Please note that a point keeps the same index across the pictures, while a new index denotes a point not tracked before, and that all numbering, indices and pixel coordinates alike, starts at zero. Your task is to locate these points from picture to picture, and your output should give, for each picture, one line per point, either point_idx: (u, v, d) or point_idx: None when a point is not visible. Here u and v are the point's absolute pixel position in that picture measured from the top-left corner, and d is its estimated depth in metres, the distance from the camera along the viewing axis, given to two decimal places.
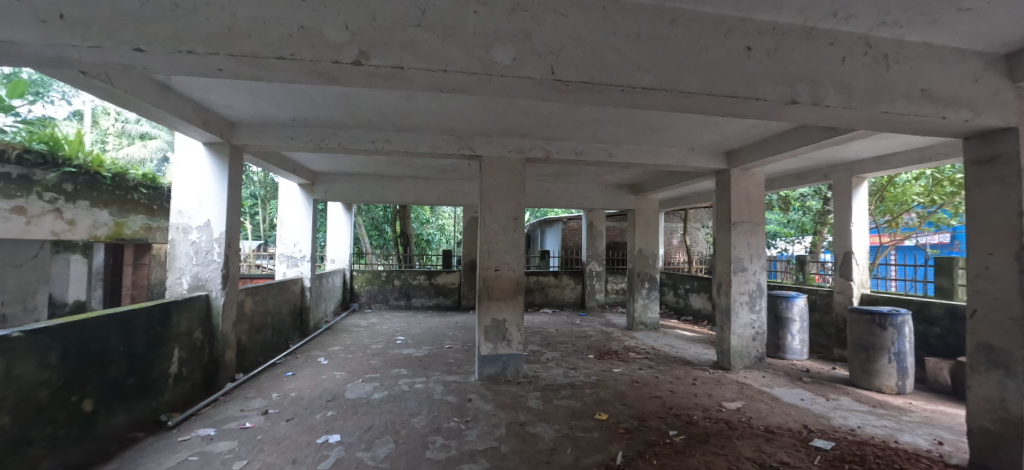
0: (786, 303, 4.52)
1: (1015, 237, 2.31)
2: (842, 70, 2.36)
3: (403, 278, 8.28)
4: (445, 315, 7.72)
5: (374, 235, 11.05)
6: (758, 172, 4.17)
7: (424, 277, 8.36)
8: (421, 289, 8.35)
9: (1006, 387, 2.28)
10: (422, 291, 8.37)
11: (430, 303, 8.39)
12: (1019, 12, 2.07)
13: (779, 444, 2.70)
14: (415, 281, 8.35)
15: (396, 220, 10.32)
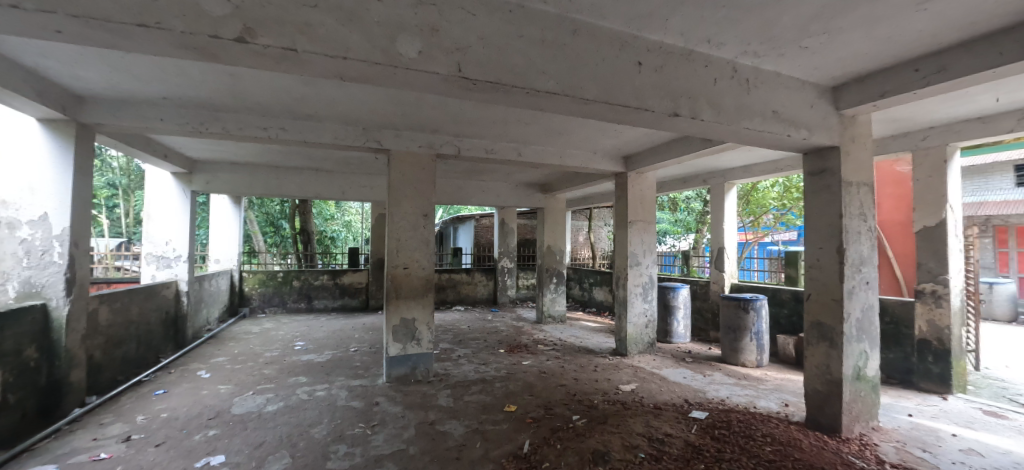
0: (673, 293, 5.09)
1: (833, 235, 2.86)
2: (714, 90, 2.71)
3: (304, 278, 7.68)
4: (351, 316, 7.34)
5: (270, 232, 10.07)
6: (649, 175, 4.61)
7: (328, 277, 7.83)
8: (324, 289, 7.82)
9: (830, 356, 2.81)
10: (326, 292, 7.84)
11: (335, 304, 7.90)
12: (839, 54, 2.56)
13: (664, 418, 3.03)
14: (316, 282, 7.77)
15: (295, 216, 9.51)
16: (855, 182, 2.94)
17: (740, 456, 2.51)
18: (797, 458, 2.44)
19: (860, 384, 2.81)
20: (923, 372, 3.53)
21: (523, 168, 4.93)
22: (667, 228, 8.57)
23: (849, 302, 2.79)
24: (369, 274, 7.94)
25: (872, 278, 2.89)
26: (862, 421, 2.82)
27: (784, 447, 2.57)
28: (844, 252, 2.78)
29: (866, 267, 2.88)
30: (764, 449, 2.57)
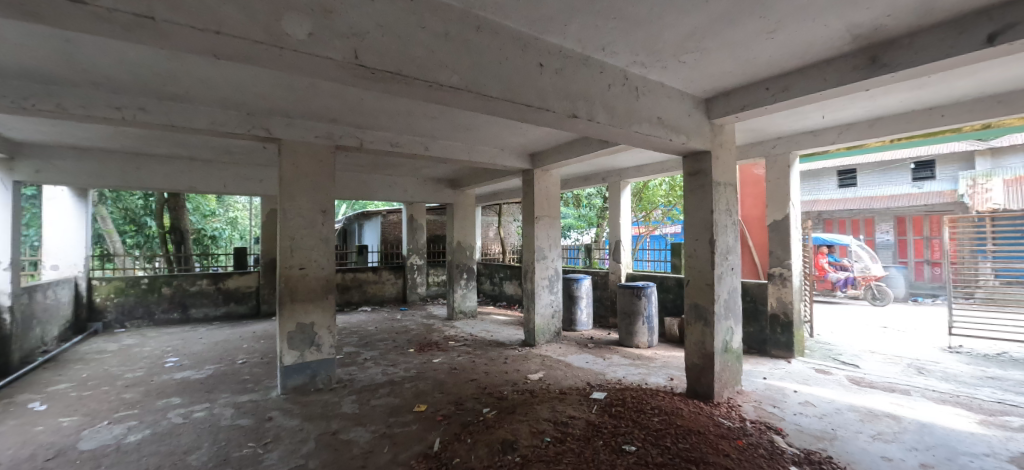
0: (577, 284, 5.45)
1: (705, 228, 3.28)
2: (608, 95, 2.93)
3: (176, 284, 6.67)
4: (238, 325, 6.58)
5: (131, 231, 8.58)
6: (555, 173, 4.85)
7: (208, 281, 6.91)
8: (203, 296, 6.90)
9: (704, 333, 3.23)
10: (206, 299, 6.93)
11: (219, 312, 7.02)
12: (709, 70, 2.95)
13: (568, 402, 3.23)
14: (193, 287, 6.82)
15: (163, 213, 8.25)
16: (723, 182, 3.41)
17: (633, 429, 2.77)
18: (679, 424, 2.77)
19: (727, 356, 3.28)
20: (773, 341, 4.25)
21: (430, 163, 4.88)
22: (572, 223, 8.99)
23: (718, 286, 3.23)
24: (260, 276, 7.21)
25: (736, 265, 3.38)
26: (730, 387, 3.30)
27: (669, 416, 2.91)
28: (715, 243, 3.21)
29: (731, 255, 3.36)
30: (653, 419, 2.88)
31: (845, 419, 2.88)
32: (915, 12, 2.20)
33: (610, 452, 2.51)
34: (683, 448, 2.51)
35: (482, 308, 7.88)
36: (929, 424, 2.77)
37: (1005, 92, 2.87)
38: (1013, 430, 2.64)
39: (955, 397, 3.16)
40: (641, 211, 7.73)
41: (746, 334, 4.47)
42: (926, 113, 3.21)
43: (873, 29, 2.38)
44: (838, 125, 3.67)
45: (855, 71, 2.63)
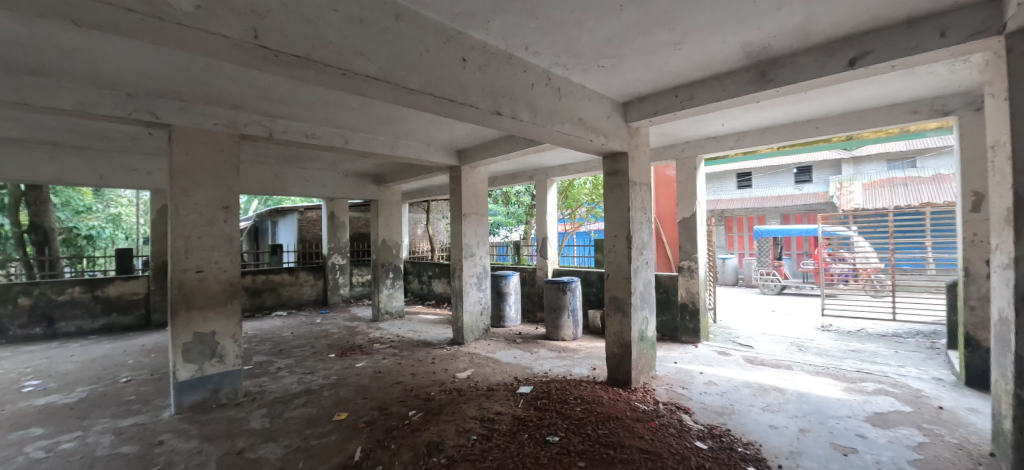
0: (505, 280, 5.52)
1: (623, 224, 3.47)
2: (531, 94, 2.97)
3: (38, 292, 5.65)
4: (121, 338, 5.73)
5: None
6: (482, 170, 4.86)
7: (82, 288, 5.94)
8: (76, 307, 5.92)
9: (622, 324, 3.43)
10: (80, 311, 5.96)
11: (97, 325, 6.07)
12: (625, 76, 3.11)
13: (495, 398, 3.26)
14: (62, 296, 5.82)
15: (21, 208, 6.99)
16: (638, 182, 3.63)
17: (557, 420, 2.86)
18: (598, 411, 2.91)
19: (643, 344, 3.52)
20: (683, 329, 4.64)
21: (350, 157, 4.64)
22: (501, 220, 9.07)
23: (635, 279, 3.44)
24: (151, 281, 6.36)
25: (650, 259, 3.62)
26: (646, 372, 3.55)
27: (590, 404, 3.04)
28: (631, 239, 3.41)
29: (646, 250, 3.60)
30: (575, 409, 2.99)
31: (741, 395, 3.23)
32: (794, 34, 2.51)
33: (534, 445, 2.57)
34: (603, 434, 2.64)
35: (410, 308, 7.68)
36: (806, 393, 3.20)
37: (860, 109, 3.40)
38: (867, 393, 3.14)
39: (826, 368, 3.69)
40: (567, 208, 8.05)
41: (660, 323, 4.82)
42: (803, 125, 3.70)
43: (762, 47, 2.67)
44: (735, 132, 4.09)
45: (748, 84, 2.93)
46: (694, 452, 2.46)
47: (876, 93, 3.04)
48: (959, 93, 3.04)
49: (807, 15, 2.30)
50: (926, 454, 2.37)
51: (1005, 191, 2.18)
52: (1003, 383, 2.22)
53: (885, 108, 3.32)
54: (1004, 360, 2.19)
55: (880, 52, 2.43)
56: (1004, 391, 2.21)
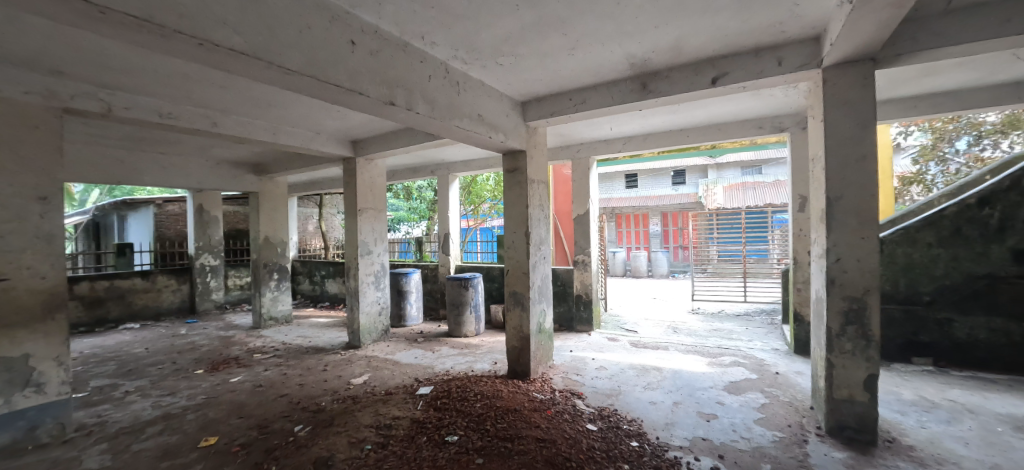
0: (406, 278, 5.36)
1: (522, 221, 3.56)
2: (428, 86, 2.88)
3: None
4: None
5: None
6: (380, 163, 4.68)
7: None
8: None
9: (522, 317, 3.52)
10: None
11: None
12: (524, 76, 3.19)
13: (393, 402, 3.14)
14: None
15: None
16: (536, 180, 3.76)
17: (456, 418, 2.84)
18: (498, 405, 2.96)
19: (540, 336, 3.66)
20: (578, 318, 4.95)
21: (221, 143, 4.07)
22: (403, 215, 8.68)
23: (533, 274, 3.55)
24: None
25: (547, 254, 3.79)
26: (543, 363, 3.70)
27: (490, 399, 3.07)
28: (529, 235, 3.52)
29: (543, 246, 3.75)
30: (476, 405, 3.00)
31: (627, 376, 3.55)
32: (670, 51, 2.80)
33: (433, 447, 2.50)
34: (502, 428, 2.68)
35: (300, 311, 7.01)
36: (678, 370, 3.63)
37: (720, 122, 3.96)
38: (725, 366, 3.67)
39: (694, 347, 4.24)
40: (470, 204, 8.09)
41: (558, 314, 5.07)
42: (677, 133, 4.19)
43: (644, 60, 2.93)
44: (623, 137, 4.48)
45: (632, 93, 3.21)
46: (586, 434, 2.62)
47: (731, 109, 3.56)
48: (788, 114, 3.71)
49: (678, 35, 2.59)
50: (765, 413, 2.85)
51: (820, 195, 2.68)
52: (817, 350, 2.75)
53: (738, 123, 3.91)
54: (817, 331, 2.71)
55: (735, 74, 2.84)
56: (817, 357, 2.74)
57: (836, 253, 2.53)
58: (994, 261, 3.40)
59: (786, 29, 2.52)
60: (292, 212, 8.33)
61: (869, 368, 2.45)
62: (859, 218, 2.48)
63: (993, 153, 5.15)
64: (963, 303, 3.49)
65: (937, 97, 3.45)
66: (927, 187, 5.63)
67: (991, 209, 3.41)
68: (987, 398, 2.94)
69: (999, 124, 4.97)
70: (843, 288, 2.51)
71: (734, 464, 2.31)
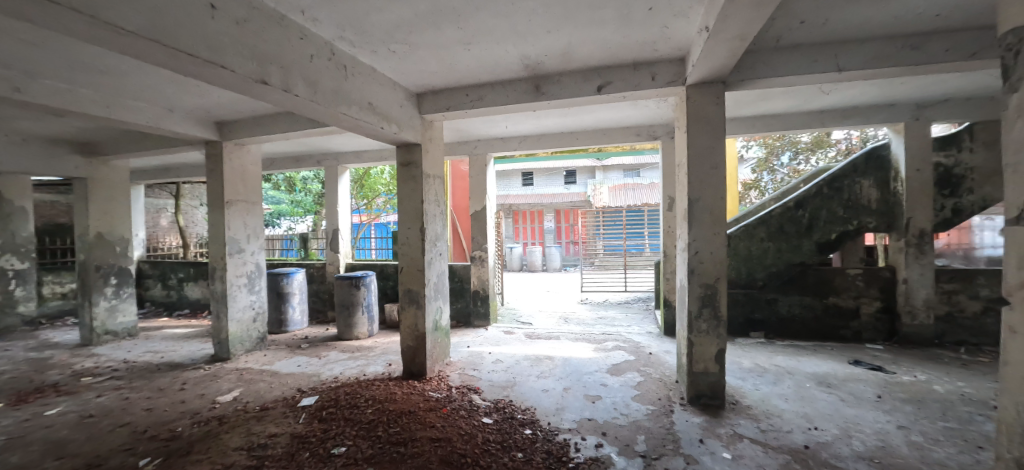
0: (287, 279, 5.09)
1: (417, 216, 3.47)
2: (310, 67, 2.60)
3: None
4: None
5: None
6: (254, 148, 4.39)
7: None
8: None
9: (417, 316, 3.43)
10: None
11: None
12: (419, 66, 3.09)
13: (269, 419, 2.83)
14: None
15: None
16: (432, 175, 3.70)
17: (343, 428, 2.63)
18: (391, 409, 2.83)
19: (437, 333, 3.61)
20: (475, 313, 4.99)
21: (29, 113, 3.22)
22: (284, 209, 7.87)
23: (428, 271, 3.49)
24: None
25: (443, 250, 3.75)
26: (440, 360, 3.66)
27: (382, 403, 2.93)
28: (424, 230, 3.45)
29: (439, 242, 3.71)
30: (366, 412, 2.83)
31: (522, 367, 3.68)
32: (561, 56, 2.96)
33: (316, 462, 2.28)
34: (394, 433, 2.55)
35: (148, 323, 5.90)
36: (568, 358, 3.87)
37: (605, 128, 4.35)
38: (608, 351, 4.02)
39: (582, 334, 4.58)
40: (363, 199, 7.70)
41: (455, 310, 5.05)
42: (567, 136, 4.51)
43: (537, 63, 3.06)
44: (518, 136, 4.66)
45: (526, 94, 3.32)
46: (481, 428, 2.63)
47: (611, 117, 3.93)
48: (660, 124, 4.21)
49: (568, 41, 2.74)
50: (641, 390, 3.17)
51: (682, 196, 3.06)
52: (680, 331, 3.14)
53: (619, 129, 4.33)
54: (681, 315, 3.09)
55: (616, 84, 3.11)
56: (681, 337, 3.13)
57: (695, 246, 2.91)
58: (804, 252, 4.25)
59: (659, 48, 2.83)
60: (139, 203, 6.94)
61: (719, 343, 2.88)
62: (712, 215, 2.88)
63: (806, 166, 6.47)
64: (784, 286, 4.32)
65: (770, 118, 4.19)
66: (761, 191, 6.85)
67: (804, 210, 4.25)
68: (800, 361, 3.67)
69: (810, 142, 6.29)
70: (700, 276, 2.89)
71: (614, 439, 2.53)
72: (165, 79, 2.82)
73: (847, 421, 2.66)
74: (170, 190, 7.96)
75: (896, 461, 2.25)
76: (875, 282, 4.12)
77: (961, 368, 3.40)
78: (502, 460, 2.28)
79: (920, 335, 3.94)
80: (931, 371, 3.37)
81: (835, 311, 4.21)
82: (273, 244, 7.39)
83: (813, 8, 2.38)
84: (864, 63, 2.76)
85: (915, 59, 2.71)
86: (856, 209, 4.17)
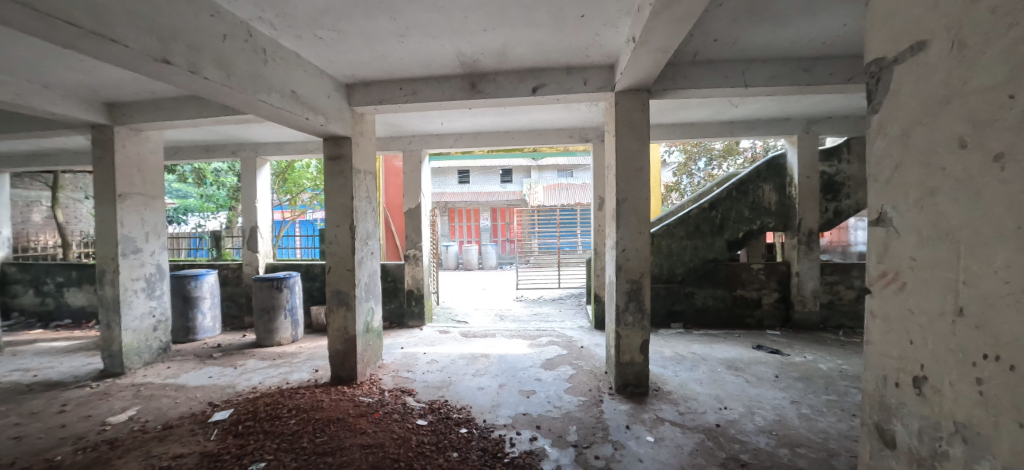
0: (196, 282, 4.61)
1: (346, 213, 3.30)
2: (223, 48, 2.29)
3: None
4: None
5: None
6: (154, 135, 3.89)
7: None
8: None
9: (346, 318, 3.28)
10: None
11: None
12: (349, 55, 2.93)
13: (172, 438, 2.53)
14: None
15: None
16: (363, 170, 3.54)
17: (262, 442, 2.43)
18: (317, 418, 2.66)
19: (368, 336, 3.47)
20: (409, 313, 4.87)
21: None
22: (193, 204, 7.13)
23: (359, 270, 3.34)
24: None
25: (376, 249, 3.61)
26: (372, 363, 3.52)
27: (308, 412, 2.75)
28: (355, 228, 3.30)
29: (371, 240, 3.56)
30: (289, 423, 2.63)
31: (457, 366, 3.66)
32: (497, 56, 2.97)
33: None
34: (320, 442, 2.40)
35: (16, 337, 5.00)
36: (503, 354, 3.92)
37: (540, 129, 4.46)
38: (542, 346, 4.13)
39: (517, 331, 4.67)
40: (285, 193, 7.09)
41: (388, 310, 4.89)
42: (503, 135, 4.58)
43: (473, 60, 3.04)
44: (454, 133, 4.62)
45: (462, 91, 3.29)
46: (415, 431, 2.56)
47: (544, 118, 4.04)
48: (592, 127, 4.41)
49: (505, 41, 2.74)
50: (573, 382, 3.30)
51: (611, 196, 3.22)
52: (609, 324, 3.31)
53: (553, 131, 4.48)
54: (609, 309, 3.26)
55: (550, 86, 3.20)
56: (610, 331, 3.30)
57: (622, 244, 3.07)
58: (717, 249, 4.69)
59: (590, 54, 2.95)
60: (2, 195, 5.77)
61: (643, 335, 3.08)
62: (637, 216, 3.07)
63: (718, 172, 7.17)
64: (700, 280, 4.74)
65: (688, 126, 4.57)
66: (681, 193, 7.46)
67: (716, 211, 4.69)
68: (713, 348, 4.05)
69: (722, 150, 7.06)
70: (627, 272, 3.07)
71: (548, 431, 2.60)
72: (33, 49, 2.39)
73: (750, 399, 2.99)
74: (45, 180, 6.79)
75: (789, 432, 2.56)
76: (774, 275, 4.66)
77: (839, 348, 3.97)
78: (437, 461, 2.25)
79: (809, 321, 4.54)
80: (817, 351, 3.88)
81: (742, 302, 4.69)
82: (177, 243, 6.77)
83: (724, 29, 2.62)
84: (765, 81, 3.10)
85: (806, 80, 3.10)
86: (759, 211, 4.69)
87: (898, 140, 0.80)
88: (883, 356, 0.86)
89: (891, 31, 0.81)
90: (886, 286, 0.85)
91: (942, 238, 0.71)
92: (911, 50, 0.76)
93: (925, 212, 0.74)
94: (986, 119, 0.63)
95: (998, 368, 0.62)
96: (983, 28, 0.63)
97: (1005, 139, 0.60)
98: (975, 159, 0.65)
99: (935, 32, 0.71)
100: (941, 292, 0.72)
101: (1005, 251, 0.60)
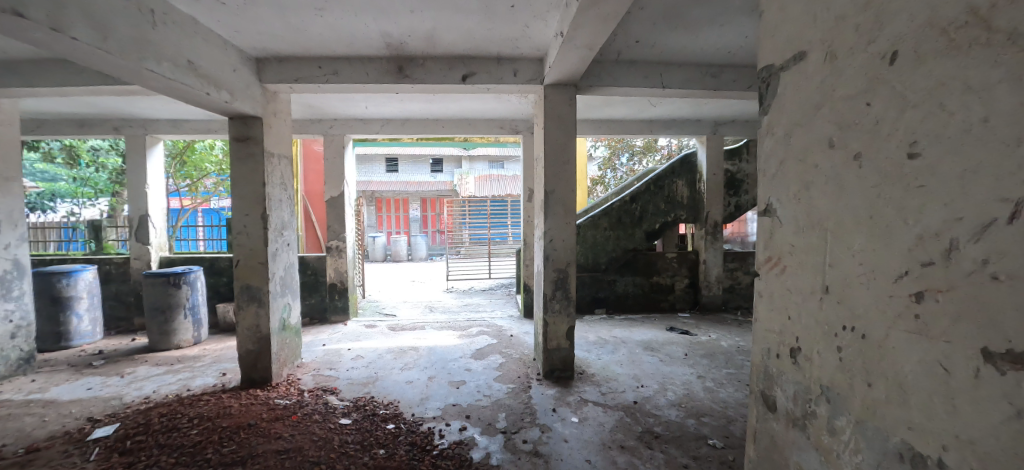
0: (69, 279, 3.95)
1: (256, 201, 3.02)
2: (98, 4, 1.93)
3: None
4: None
5: None
6: (6, 104, 3.24)
7: None
8: None
9: (259, 315, 3.02)
10: None
11: None
12: (259, 25, 2.65)
13: (38, 463, 2.16)
14: None
15: None
16: (277, 154, 3.25)
17: (157, 458, 2.16)
18: (225, 426, 2.43)
19: (284, 334, 3.24)
20: (332, 308, 4.62)
21: None
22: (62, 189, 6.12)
23: (274, 264, 3.10)
24: None
25: (292, 240, 3.36)
26: (289, 363, 3.29)
27: (214, 420, 2.50)
28: (267, 217, 3.03)
29: (287, 230, 3.31)
30: (191, 434, 2.37)
31: (384, 361, 3.55)
32: (425, 39, 2.87)
33: None
34: (228, 452, 2.19)
35: None
36: (433, 346, 3.88)
37: (469, 118, 4.44)
38: (472, 336, 4.16)
39: (447, 322, 4.64)
40: (184, 178, 6.29)
41: (308, 306, 4.59)
42: (432, 123, 4.48)
43: (400, 43, 2.92)
44: (380, 118, 4.42)
45: (388, 74, 3.15)
46: (338, 431, 2.44)
47: (473, 108, 4.03)
48: (521, 119, 4.49)
49: (432, 24, 2.66)
50: (502, 370, 3.37)
51: (539, 187, 3.29)
52: (537, 313, 3.42)
53: (481, 121, 4.47)
54: (537, 297, 3.36)
55: (479, 75, 3.18)
56: (538, 319, 3.40)
57: (549, 235, 3.17)
58: (636, 239, 5.05)
59: (519, 45, 2.98)
60: None
61: (569, 321, 3.22)
62: (564, 206, 3.18)
63: (638, 167, 7.69)
64: (622, 268, 5.07)
65: (611, 123, 4.82)
66: (605, 186, 7.87)
67: (636, 204, 5.05)
68: (633, 331, 4.37)
69: (642, 147, 7.55)
70: (554, 262, 3.17)
71: (477, 420, 2.63)
72: None
73: (664, 376, 3.27)
74: None
75: (695, 403, 2.85)
76: (685, 263, 5.12)
77: (737, 326, 4.49)
78: (362, 460, 2.16)
79: (713, 303, 5.07)
80: (720, 331, 4.36)
81: (658, 288, 5.10)
82: (43, 236, 5.89)
83: (644, 31, 2.78)
84: (679, 84, 3.35)
85: (713, 85, 3.41)
86: (673, 204, 5.10)
87: (783, 141, 0.88)
88: (768, 332, 0.95)
89: (778, 42, 0.89)
90: (772, 270, 0.93)
91: (814, 226, 0.79)
92: (794, 60, 0.84)
93: (802, 204, 0.82)
94: (849, 122, 0.71)
95: (853, 337, 0.72)
96: (849, 44, 0.71)
97: (862, 140, 0.68)
98: (838, 158, 0.73)
99: (811, 45, 0.79)
100: (812, 272, 0.80)
101: (861, 237, 0.69)
